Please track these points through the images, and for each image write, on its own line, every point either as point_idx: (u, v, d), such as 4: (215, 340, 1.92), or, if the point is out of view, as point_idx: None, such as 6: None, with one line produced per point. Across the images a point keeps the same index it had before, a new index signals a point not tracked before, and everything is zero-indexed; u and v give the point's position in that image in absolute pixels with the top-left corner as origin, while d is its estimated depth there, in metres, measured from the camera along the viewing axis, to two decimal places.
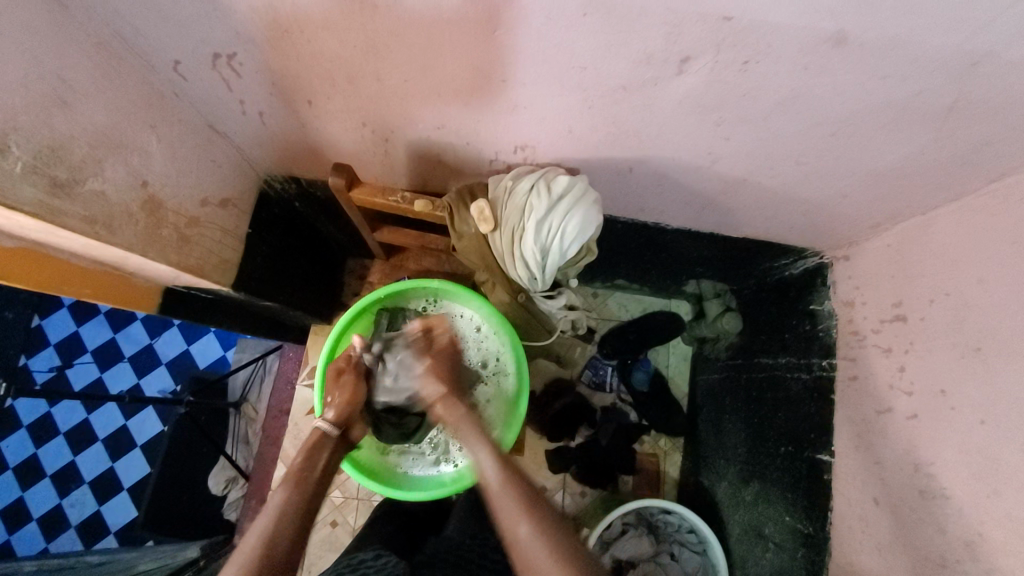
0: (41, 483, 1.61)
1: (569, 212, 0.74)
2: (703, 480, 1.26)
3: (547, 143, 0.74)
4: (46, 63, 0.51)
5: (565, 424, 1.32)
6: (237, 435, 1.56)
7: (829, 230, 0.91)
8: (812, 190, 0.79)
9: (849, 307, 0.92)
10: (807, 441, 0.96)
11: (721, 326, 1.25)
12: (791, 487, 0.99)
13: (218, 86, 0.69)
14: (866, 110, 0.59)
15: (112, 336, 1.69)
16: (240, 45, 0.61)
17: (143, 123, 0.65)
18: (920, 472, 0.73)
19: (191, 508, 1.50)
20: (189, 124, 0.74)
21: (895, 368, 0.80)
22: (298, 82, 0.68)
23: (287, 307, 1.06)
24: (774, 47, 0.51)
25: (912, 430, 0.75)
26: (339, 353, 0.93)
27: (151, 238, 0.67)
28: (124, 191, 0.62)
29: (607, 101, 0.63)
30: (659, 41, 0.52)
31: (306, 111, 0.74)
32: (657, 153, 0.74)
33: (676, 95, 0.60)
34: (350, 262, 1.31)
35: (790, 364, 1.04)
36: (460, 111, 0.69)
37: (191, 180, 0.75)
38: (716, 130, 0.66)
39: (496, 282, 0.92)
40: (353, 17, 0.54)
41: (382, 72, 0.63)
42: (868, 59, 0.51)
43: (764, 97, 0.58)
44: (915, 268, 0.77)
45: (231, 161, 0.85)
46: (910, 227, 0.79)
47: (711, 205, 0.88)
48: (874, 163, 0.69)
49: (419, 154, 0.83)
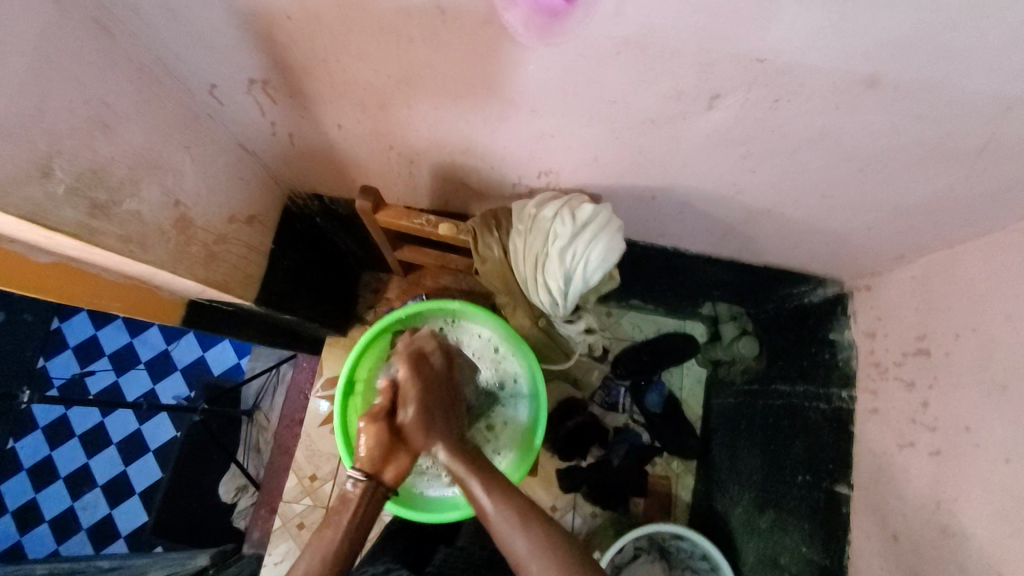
0: (54, 485, 1.64)
1: (592, 240, 0.75)
2: (716, 505, 1.25)
3: (570, 170, 0.75)
4: (90, 88, 0.52)
5: (577, 445, 1.32)
6: (248, 443, 1.58)
7: (851, 260, 0.90)
8: (835, 221, 0.79)
9: (871, 338, 0.91)
10: (825, 471, 0.95)
11: (738, 349, 1.24)
12: (807, 517, 0.98)
13: (252, 110, 0.71)
14: (896, 148, 0.59)
15: (129, 342, 1.71)
16: (276, 71, 0.63)
17: (178, 144, 0.66)
18: (943, 510, 0.72)
19: (202, 515, 1.52)
20: (220, 144, 0.76)
21: (918, 403, 0.79)
22: (329, 107, 0.69)
23: (306, 319, 1.08)
24: (805, 88, 0.51)
25: (935, 467, 0.74)
26: (358, 372, 0.94)
27: (181, 255, 0.69)
28: (157, 210, 0.63)
29: (634, 133, 0.63)
30: (689, 79, 0.52)
31: (335, 133, 0.75)
32: (681, 182, 0.74)
33: (703, 130, 0.60)
34: (367, 275, 1.31)
35: (809, 393, 1.03)
36: (487, 137, 0.70)
37: (220, 199, 0.76)
38: (742, 163, 0.66)
39: (517, 304, 0.93)
40: (388, 48, 0.55)
41: (414, 100, 0.64)
42: (898, 101, 0.51)
43: (793, 133, 0.59)
44: (940, 303, 0.77)
45: (259, 178, 0.87)
46: (935, 260, 0.79)
47: (732, 232, 0.88)
48: (900, 198, 0.69)
49: (443, 176, 0.83)
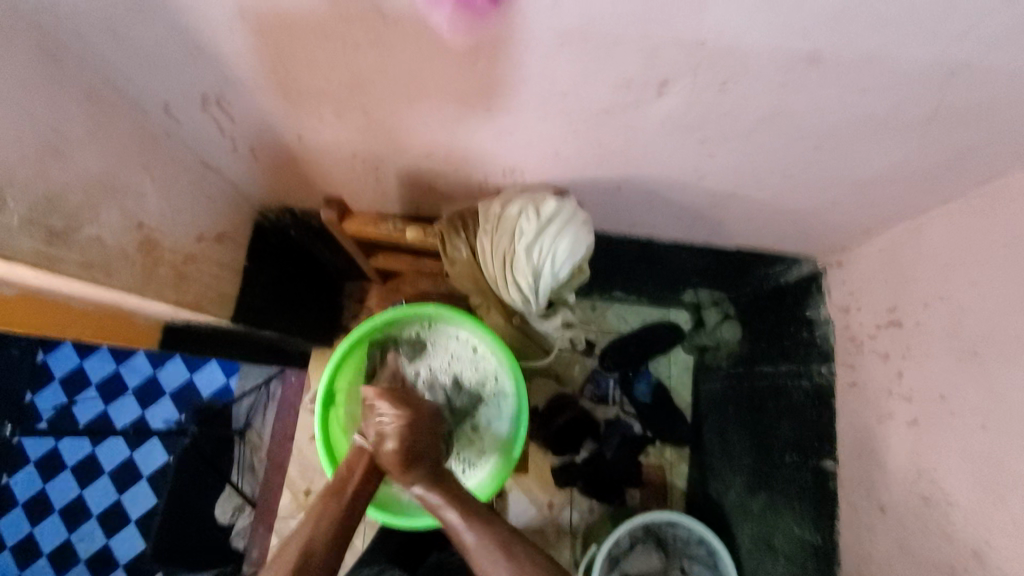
0: (50, 518, 1.62)
1: (557, 235, 0.76)
2: (711, 490, 1.27)
3: (535, 166, 0.75)
4: (39, 116, 0.52)
5: (568, 440, 1.33)
6: (243, 463, 1.56)
7: (821, 237, 0.91)
8: (800, 200, 0.79)
9: (846, 313, 0.92)
10: (812, 449, 0.96)
11: (722, 334, 1.30)
12: (799, 496, 0.99)
13: (210, 127, 0.71)
14: (845, 123, 0.59)
15: (116, 369, 1.69)
16: (229, 86, 0.62)
17: (136, 165, 0.66)
18: (924, 478, 0.73)
19: (201, 538, 1.51)
20: (182, 162, 0.75)
21: (894, 374, 0.80)
22: (287, 119, 0.69)
23: (286, 334, 1.07)
24: (752, 67, 0.51)
25: (914, 436, 0.75)
26: (339, 382, 0.94)
27: (148, 277, 0.68)
28: (120, 234, 0.63)
29: (591, 124, 0.64)
30: (635, 67, 0.53)
31: (297, 144, 0.75)
32: (644, 170, 0.74)
33: (657, 117, 0.61)
34: (348, 285, 1.31)
35: (790, 372, 1.05)
36: (448, 139, 0.70)
37: (186, 218, 0.76)
38: (700, 147, 0.67)
39: (491, 304, 0.93)
40: (337, 55, 0.55)
41: (369, 106, 0.64)
42: (843, 75, 0.52)
43: (745, 114, 0.59)
44: (909, 273, 0.78)
45: (226, 196, 0.86)
46: (899, 232, 0.80)
47: (702, 218, 0.89)
48: (858, 172, 0.70)
49: (411, 181, 0.84)
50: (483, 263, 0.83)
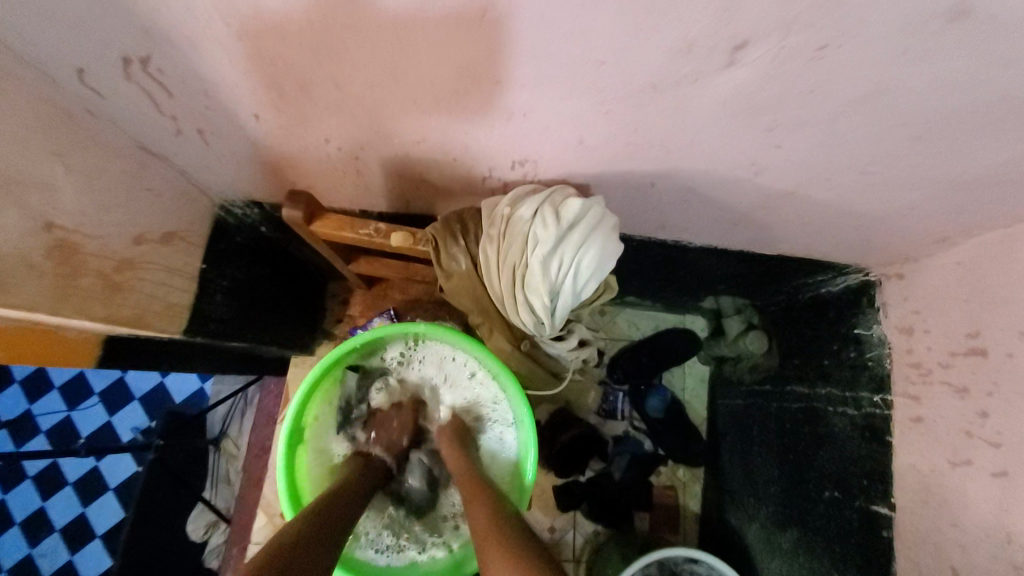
0: (6, 534, 1.48)
1: (582, 243, 0.62)
2: (730, 519, 1.15)
3: (550, 157, 0.61)
4: None
5: (573, 459, 1.19)
6: (216, 475, 1.46)
7: (881, 246, 0.78)
8: (870, 203, 0.66)
9: (907, 334, 0.79)
10: (858, 489, 0.84)
11: (745, 346, 1.12)
12: (839, 541, 0.86)
13: (144, 103, 0.56)
14: (962, 107, 0.46)
15: (80, 372, 1.56)
16: (158, 47, 0.48)
17: (42, 149, 0.51)
18: (1017, 545, 0.60)
19: (169, 560, 1.37)
20: (113, 146, 0.61)
21: (974, 413, 0.67)
22: (240, 93, 0.54)
23: (257, 346, 0.93)
24: (863, 27, 0.37)
25: (1003, 491, 0.62)
26: (310, 413, 0.80)
27: (64, 291, 0.54)
28: (18, 239, 0.49)
29: (628, 105, 0.49)
30: (702, 24, 0.39)
31: (257, 126, 0.61)
32: (687, 164, 0.60)
33: (717, 96, 0.47)
34: (331, 287, 1.17)
35: (833, 397, 0.92)
36: (445, 122, 0.56)
37: (120, 215, 0.61)
38: (764, 136, 0.53)
39: (494, 326, 0.78)
40: (293, 5, 0.41)
41: (343, 77, 0.50)
42: (983, 40, 0.38)
43: (833, 93, 0.45)
44: (999, 294, 0.64)
45: (175, 187, 0.72)
46: (985, 243, 0.67)
47: (745, 221, 0.75)
48: (955, 171, 0.56)
49: (399, 173, 0.69)
50: (486, 279, 0.68)
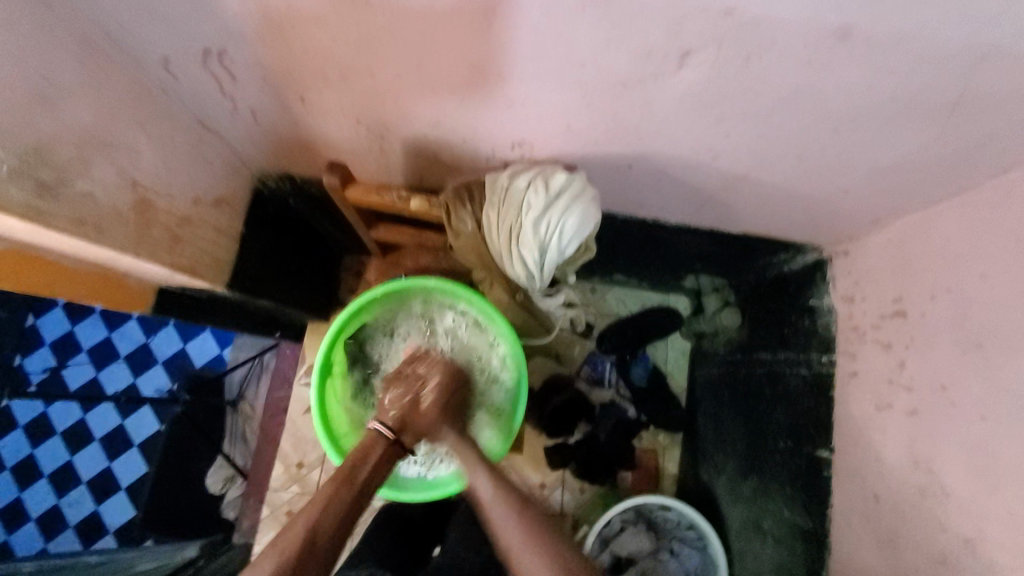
0: (39, 483, 1.60)
1: (566, 210, 0.74)
2: (702, 475, 1.26)
3: (543, 140, 0.73)
4: (30, 63, 0.50)
5: (564, 421, 1.31)
6: (234, 433, 1.54)
7: (828, 225, 0.90)
8: (812, 185, 0.78)
9: (849, 302, 0.91)
10: (807, 436, 0.96)
11: (721, 321, 1.28)
12: (790, 482, 0.99)
13: (210, 85, 0.68)
14: (866, 105, 0.58)
15: (107, 335, 1.66)
16: (230, 41, 0.60)
17: (131, 121, 0.64)
18: (921, 469, 0.72)
19: (190, 508, 1.50)
20: (179, 122, 0.73)
21: (895, 364, 0.79)
22: (290, 79, 0.66)
23: (282, 306, 1.05)
24: (776, 41, 0.50)
25: (913, 427, 0.75)
26: (337, 355, 0.93)
27: (142, 238, 0.66)
28: (113, 191, 0.61)
29: (605, 98, 0.62)
30: (658, 35, 0.51)
31: (300, 108, 0.73)
32: (656, 149, 0.72)
33: (675, 91, 0.59)
34: (346, 258, 1.29)
35: (789, 360, 1.04)
36: (457, 109, 0.69)
37: (182, 179, 0.74)
38: (715, 125, 0.65)
39: (494, 280, 0.92)
40: (346, 12, 0.53)
41: (376, 69, 0.62)
42: (868, 53, 0.50)
43: (764, 91, 0.57)
44: (917, 263, 0.77)
45: (224, 159, 0.84)
46: (909, 223, 0.79)
47: (711, 201, 0.88)
48: (875, 158, 0.69)
49: (414, 151, 0.81)
50: (488, 238, 0.82)
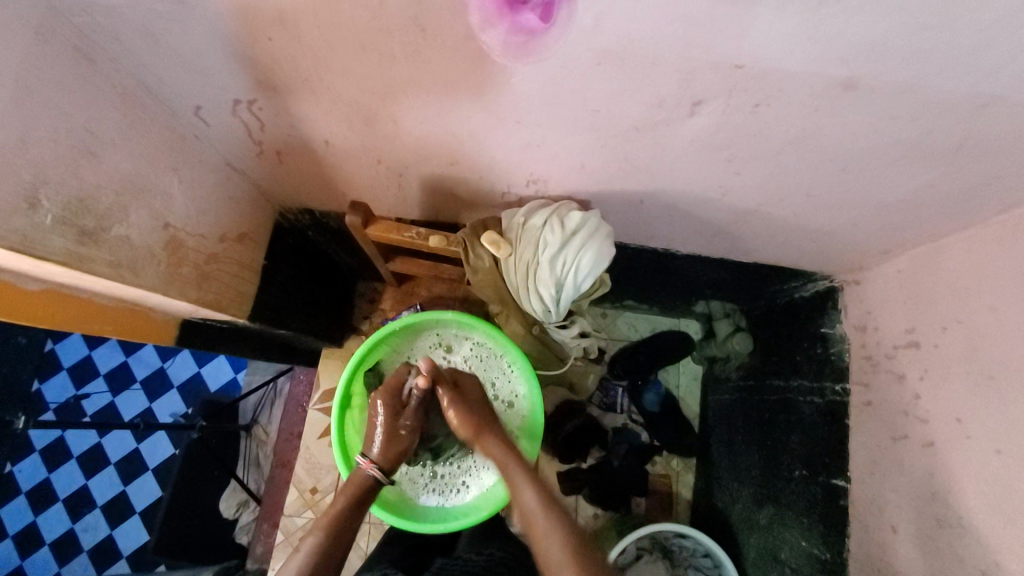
0: (54, 508, 1.61)
1: (582, 247, 0.76)
2: (716, 501, 1.26)
3: (558, 177, 0.76)
4: (75, 118, 0.53)
5: (576, 447, 1.31)
6: (249, 458, 1.56)
7: (839, 255, 0.91)
8: (822, 219, 0.79)
9: (862, 331, 0.92)
10: (822, 465, 0.96)
11: (732, 346, 1.26)
12: (807, 511, 0.98)
13: (238, 130, 0.71)
14: (872, 147, 0.60)
15: (124, 361, 1.70)
16: (259, 91, 0.63)
17: (165, 166, 0.66)
18: (938, 501, 0.72)
19: (203, 533, 1.50)
20: (208, 163, 0.76)
21: (909, 395, 0.80)
22: (314, 124, 0.69)
23: (300, 334, 1.07)
24: (784, 92, 0.52)
25: (928, 460, 0.75)
26: (354, 385, 0.95)
27: (171, 277, 0.69)
28: (147, 234, 0.63)
29: (618, 140, 0.64)
30: (671, 86, 0.53)
31: (322, 148, 0.76)
32: (667, 186, 0.75)
33: (686, 135, 0.61)
34: (361, 286, 1.31)
35: (803, 388, 1.04)
36: (474, 150, 0.71)
37: (210, 218, 0.76)
38: (726, 165, 0.67)
39: (511, 314, 0.93)
40: (370, 67, 0.56)
41: (399, 115, 0.65)
42: (873, 101, 0.52)
43: (774, 135, 0.59)
44: (928, 294, 0.77)
45: (248, 196, 0.87)
46: (918, 254, 0.80)
47: (720, 233, 0.89)
48: (883, 195, 0.70)
49: (432, 187, 0.84)
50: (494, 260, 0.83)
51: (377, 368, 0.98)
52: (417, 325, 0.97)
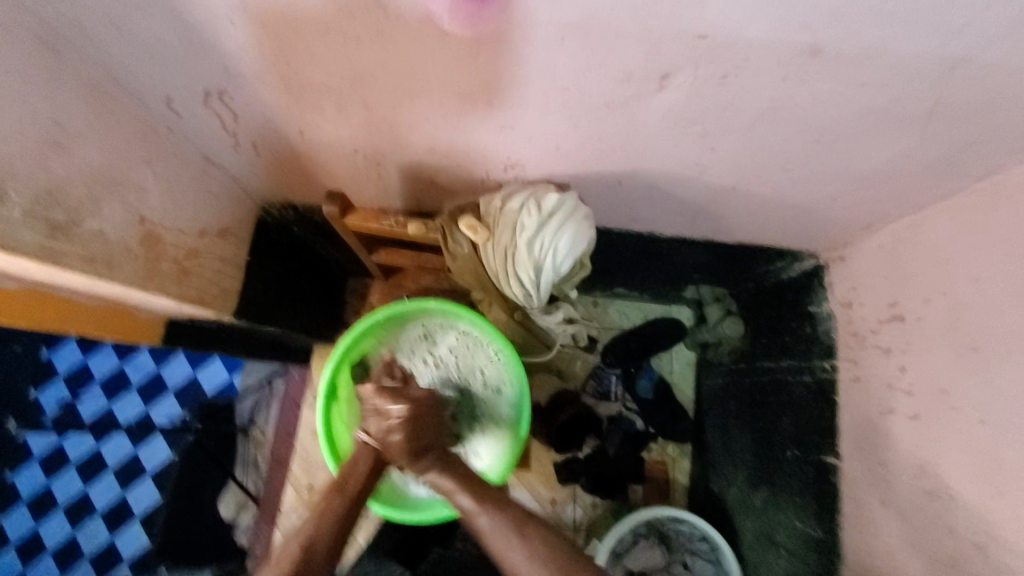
0: (53, 515, 1.61)
1: (559, 229, 0.77)
2: (712, 486, 1.26)
3: (536, 161, 0.75)
4: (41, 112, 0.52)
5: (572, 435, 1.30)
6: (246, 459, 1.53)
7: (822, 231, 0.91)
8: (802, 194, 0.79)
9: (848, 308, 0.92)
10: (813, 444, 0.96)
11: (723, 330, 1.26)
12: (800, 491, 0.98)
13: (212, 123, 0.71)
14: (845, 116, 0.59)
15: (118, 365, 1.67)
16: (230, 81, 0.63)
17: (139, 160, 0.66)
18: (927, 473, 0.72)
19: (204, 537, 1.49)
20: (183, 157, 0.75)
21: (895, 368, 0.80)
22: (287, 113, 0.69)
23: (289, 331, 1.07)
24: (751, 61, 0.51)
25: (915, 432, 0.75)
26: (340, 378, 0.95)
27: (151, 273, 0.69)
28: (121, 229, 0.63)
29: (590, 118, 0.64)
30: (637, 59, 0.53)
31: (298, 139, 0.76)
32: (644, 166, 0.75)
33: (659, 110, 0.61)
34: (351, 281, 1.31)
35: (793, 367, 1.04)
36: (449, 136, 0.71)
37: (189, 214, 0.76)
38: (700, 141, 0.67)
39: (493, 300, 0.94)
40: (336, 51, 0.56)
41: (370, 100, 0.64)
42: (841, 67, 0.52)
43: (745, 107, 0.59)
44: (910, 267, 0.77)
45: (228, 191, 0.86)
46: (899, 227, 0.80)
47: (701, 213, 0.89)
48: (860, 167, 0.70)
49: (411, 176, 0.84)
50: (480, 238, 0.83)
51: (363, 360, 0.99)
52: (401, 315, 0.97)
